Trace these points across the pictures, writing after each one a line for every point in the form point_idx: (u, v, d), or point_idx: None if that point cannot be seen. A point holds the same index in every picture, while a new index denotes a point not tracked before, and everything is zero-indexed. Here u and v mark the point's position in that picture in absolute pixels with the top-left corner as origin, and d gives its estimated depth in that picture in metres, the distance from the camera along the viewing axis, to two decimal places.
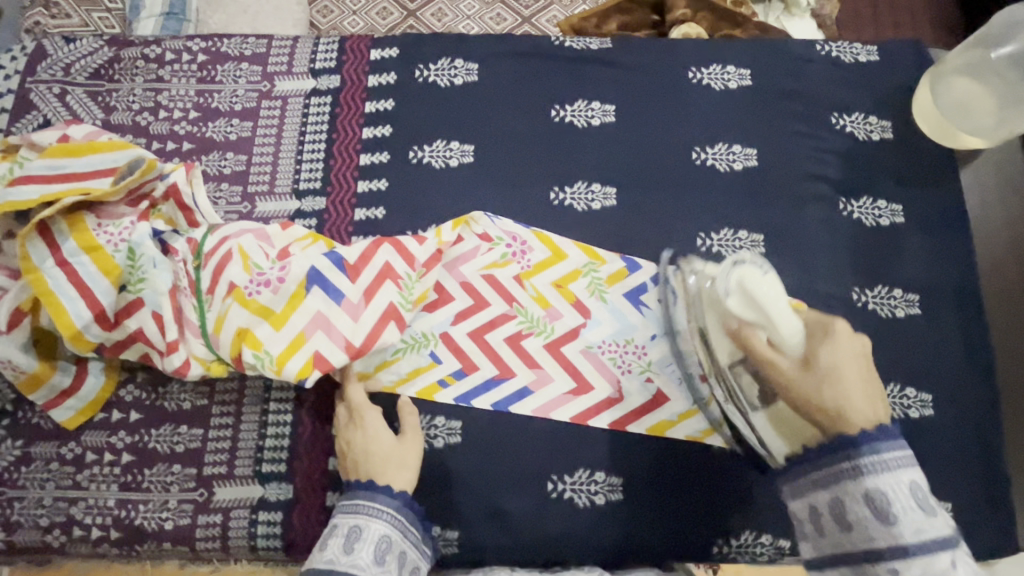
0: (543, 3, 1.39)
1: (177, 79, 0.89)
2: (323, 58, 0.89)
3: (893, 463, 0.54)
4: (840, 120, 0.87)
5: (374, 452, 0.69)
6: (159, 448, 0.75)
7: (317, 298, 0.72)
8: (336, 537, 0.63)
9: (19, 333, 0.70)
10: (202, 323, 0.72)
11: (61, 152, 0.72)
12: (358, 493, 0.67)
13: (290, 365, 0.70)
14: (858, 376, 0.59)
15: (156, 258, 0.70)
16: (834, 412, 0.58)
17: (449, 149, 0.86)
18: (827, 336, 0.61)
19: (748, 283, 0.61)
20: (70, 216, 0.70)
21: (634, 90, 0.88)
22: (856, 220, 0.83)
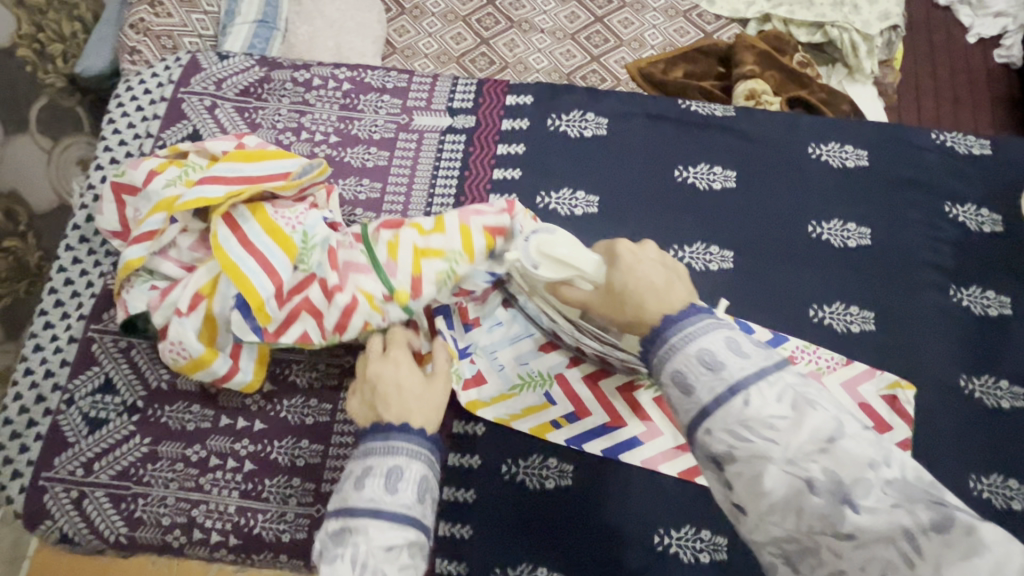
0: (612, 44, 1.39)
1: (322, 103, 0.93)
2: (460, 99, 0.95)
3: (693, 335, 0.52)
4: (953, 209, 0.90)
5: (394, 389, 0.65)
6: (281, 459, 0.78)
7: (474, 207, 0.78)
8: (373, 477, 0.58)
9: (194, 316, 0.73)
10: (373, 256, 0.75)
11: (238, 157, 0.78)
12: (390, 433, 0.62)
13: (473, 247, 0.75)
14: (649, 277, 0.61)
15: (328, 239, 0.77)
16: (637, 318, 0.59)
17: (575, 197, 0.89)
18: (614, 263, 0.65)
19: (545, 248, 0.70)
20: (252, 206, 0.76)
21: (753, 160, 0.92)
22: (966, 308, 0.86)
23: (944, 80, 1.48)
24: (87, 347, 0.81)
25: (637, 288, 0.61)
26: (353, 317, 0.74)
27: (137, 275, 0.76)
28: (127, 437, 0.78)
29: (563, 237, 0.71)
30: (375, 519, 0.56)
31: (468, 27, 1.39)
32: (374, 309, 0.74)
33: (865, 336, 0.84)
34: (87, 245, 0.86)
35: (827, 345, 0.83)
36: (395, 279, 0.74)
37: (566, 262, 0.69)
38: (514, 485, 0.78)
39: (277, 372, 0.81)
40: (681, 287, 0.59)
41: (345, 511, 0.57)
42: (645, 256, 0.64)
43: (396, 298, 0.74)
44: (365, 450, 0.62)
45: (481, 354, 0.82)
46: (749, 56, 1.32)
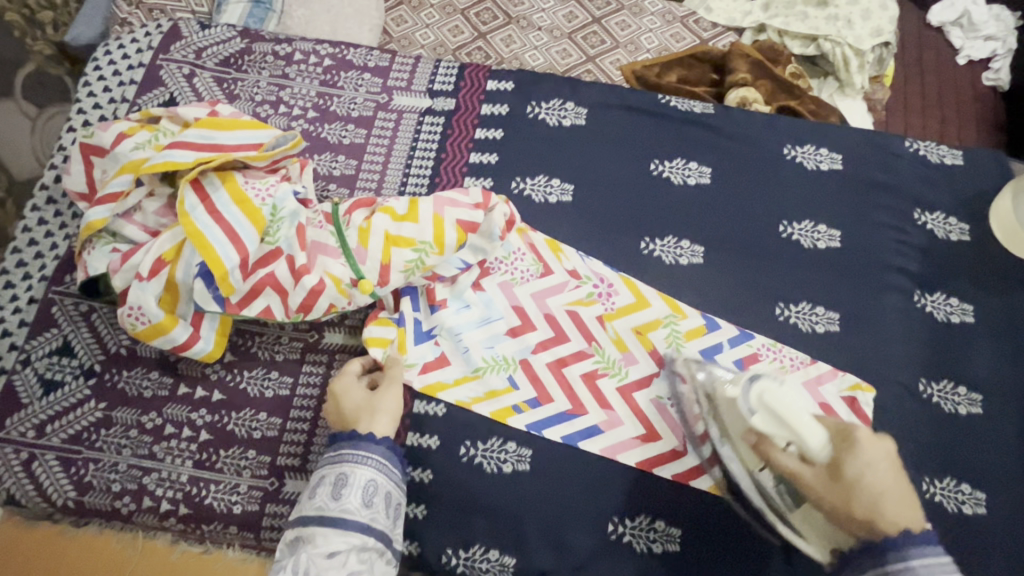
0: (608, 46, 1.39)
1: (302, 78, 0.93)
2: (441, 81, 0.94)
3: (933, 568, 0.58)
4: (922, 216, 0.91)
5: (344, 407, 0.72)
6: (237, 431, 0.77)
7: (449, 198, 0.79)
8: (322, 486, 0.66)
9: (156, 282, 0.71)
10: (343, 239, 0.75)
11: (209, 124, 0.77)
12: (341, 446, 0.68)
13: (445, 240, 0.77)
14: (887, 479, 0.61)
15: (297, 213, 0.75)
16: (865, 520, 0.61)
17: (549, 185, 0.90)
18: (850, 445, 0.62)
19: (774, 400, 0.63)
20: (221, 173, 0.75)
21: (729, 158, 0.92)
22: (929, 313, 0.87)
23: (931, 98, 1.50)
24: (47, 309, 0.80)
25: (877, 492, 0.61)
26: (318, 299, 0.73)
27: (99, 236, 0.74)
28: (81, 400, 0.77)
29: (790, 388, 0.63)
30: (323, 524, 0.63)
31: (466, 20, 1.39)
32: (340, 294, 0.74)
33: (829, 336, 0.85)
34: (54, 206, 0.85)
35: (790, 343, 0.84)
36: (363, 265, 0.74)
37: (786, 424, 0.62)
38: (471, 468, 0.77)
39: (239, 343, 0.80)
40: (909, 495, 0.62)
41: (301, 517, 0.65)
42: (884, 450, 0.63)
43: (363, 285, 0.74)
44: (323, 461, 0.69)
45: (446, 335, 0.82)
46: (742, 65, 1.33)
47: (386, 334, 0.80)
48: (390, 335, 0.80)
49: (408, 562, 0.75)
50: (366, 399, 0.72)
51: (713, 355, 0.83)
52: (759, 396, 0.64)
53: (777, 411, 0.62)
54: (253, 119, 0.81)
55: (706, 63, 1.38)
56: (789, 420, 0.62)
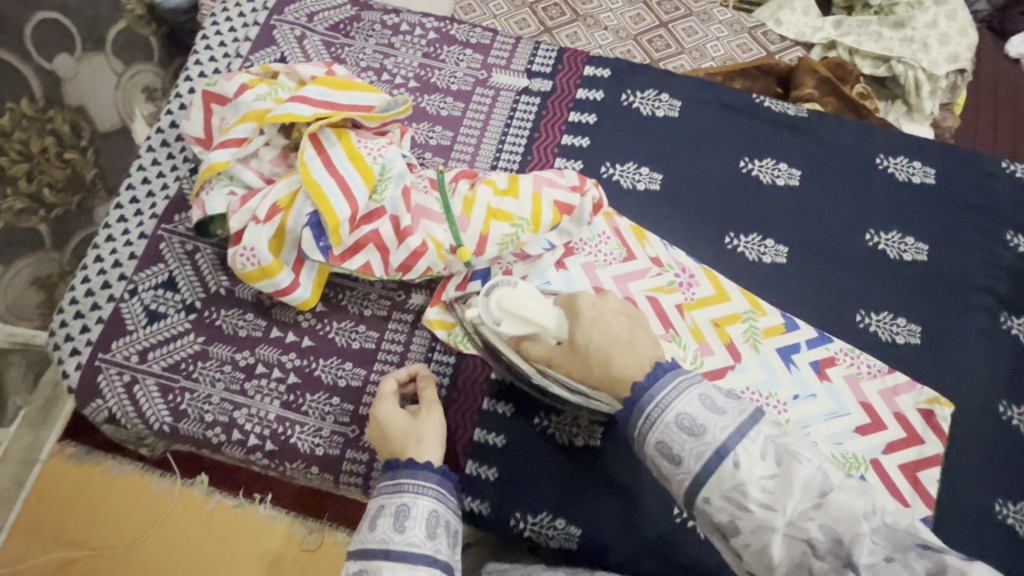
0: (672, 51, 1.40)
1: (406, 49, 0.96)
2: (540, 63, 0.96)
3: (665, 400, 0.55)
4: (1015, 238, 0.90)
5: (388, 428, 0.69)
6: (324, 377, 0.80)
7: (547, 177, 0.81)
8: (383, 517, 0.59)
9: (268, 226, 0.75)
10: (447, 206, 0.76)
11: (328, 84, 0.81)
12: (398, 476, 0.63)
13: (541, 218, 0.78)
14: (612, 331, 0.63)
15: (404, 176, 0.78)
16: (606, 380, 0.61)
17: (639, 172, 0.91)
18: (577, 315, 0.65)
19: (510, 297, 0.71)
20: (337, 130, 0.78)
21: (819, 162, 0.92)
22: (1016, 336, 0.85)
23: (1009, 129, 1.46)
24: (156, 245, 0.85)
25: (601, 347, 0.62)
26: (417, 261, 0.75)
27: (218, 178, 0.78)
28: (182, 332, 0.81)
29: (525, 290, 0.72)
30: (388, 559, 0.56)
31: (533, 14, 1.42)
32: (439, 258, 0.76)
33: (910, 348, 0.84)
34: (167, 149, 0.90)
35: (868, 352, 0.84)
36: (463, 233, 0.76)
37: (526, 319, 0.70)
38: (542, 438, 0.79)
39: (331, 295, 0.84)
40: (645, 342, 0.62)
41: (358, 553, 0.57)
42: (606, 306, 0.66)
43: (461, 252, 0.75)
44: (378, 491, 0.63)
45: None
46: (808, 81, 1.30)
47: (447, 318, 0.82)
48: (450, 317, 0.82)
49: (476, 521, 0.77)
50: (409, 423, 0.70)
51: (790, 354, 0.84)
52: (499, 299, 0.72)
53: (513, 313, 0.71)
54: (364, 82, 0.84)
55: (771, 76, 1.35)
56: (525, 320, 0.70)
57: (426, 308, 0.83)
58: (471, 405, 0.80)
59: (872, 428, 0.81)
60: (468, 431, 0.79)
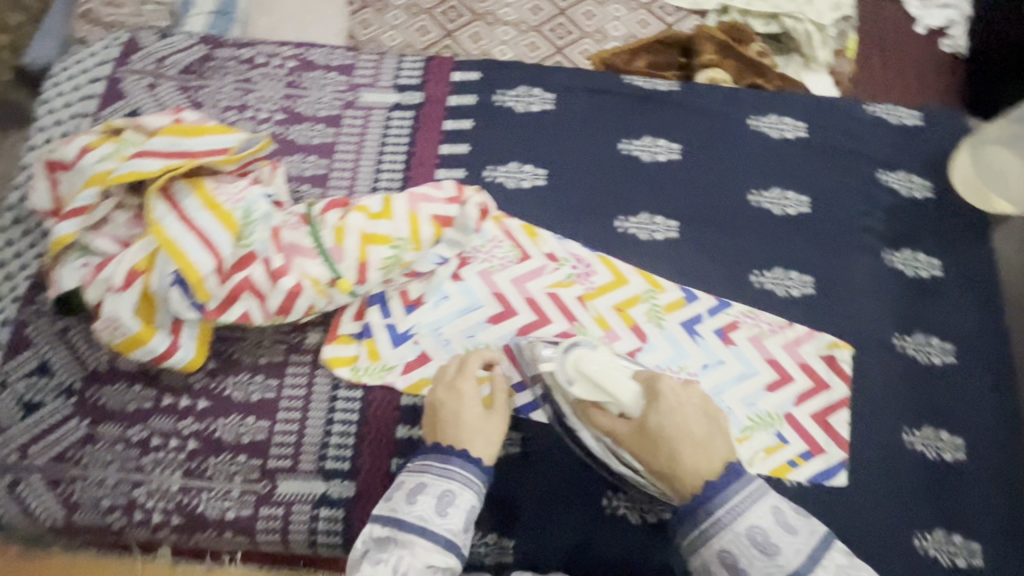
0: (576, 37, 1.42)
1: (266, 81, 0.92)
2: (407, 75, 0.94)
3: (741, 510, 0.62)
4: (885, 176, 0.94)
5: (450, 410, 0.74)
6: (226, 437, 0.77)
7: (422, 192, 0.79)
8: (427, 497, 0.68)
9: (131, 292, 0.71)
10: (318, 240, 0.73)
11: (176, 132, 0.77)
12: (451, 462, 0.70)
13: (421, 235, 0.77)
14: (689, 424, 0.67)
15: (271, 215, 0.74)
16: (669, 470, 0.66)
17: (522, 171, 0.90)
18: (654, 399, 0.70)
19: (586, 363, 0.73)
20: (190, 180, 0.74)
21: (696, 133, 0.94)
22: (898, 270, 0.89)
23: (900, 67, 1.52)
24: (21, 330, 0.79)
25: (674, 439, 0.66)
26: (296, 301, 0.72)
27: (69, 251, 0.73)
28: (64, 419, 0.76)
29: (600, 357, 0.74)
30: (422, 536, 0.66)
31: (431, 19, 1.40)
32: (319, 294, 0.73)
33: (804, 299, 0.87)
34: (20, 225, 0.84)
35: (767, 310, 0.86)
36: (339, 264, 0.73)
37: (601, 387, 0.72)
38: None
39: (221, 350, 0.80)
40: (718, 442, 0.67)
41: (398, 523, 0.67)
42: (686, 397, 0.70)
43: (341, 284, 0.73)
44: (422, 468, 0.71)
45: (425, 333, 0.82)
46: (708, 46, 1.34)
47: (347, 354, 0.80)
48: (351, 351, 0.81)
49: None
50: (479, 414, 0.74)
51: (693, 325, 0.85)
52: (575, 362, 0.74)
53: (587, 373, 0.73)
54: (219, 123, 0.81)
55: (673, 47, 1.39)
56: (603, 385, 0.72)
57: (323, 346, 0.81)
58: (385, 435, 0.78)
59: (781, 383, 0.83)
60: (384, 463, 0.77)
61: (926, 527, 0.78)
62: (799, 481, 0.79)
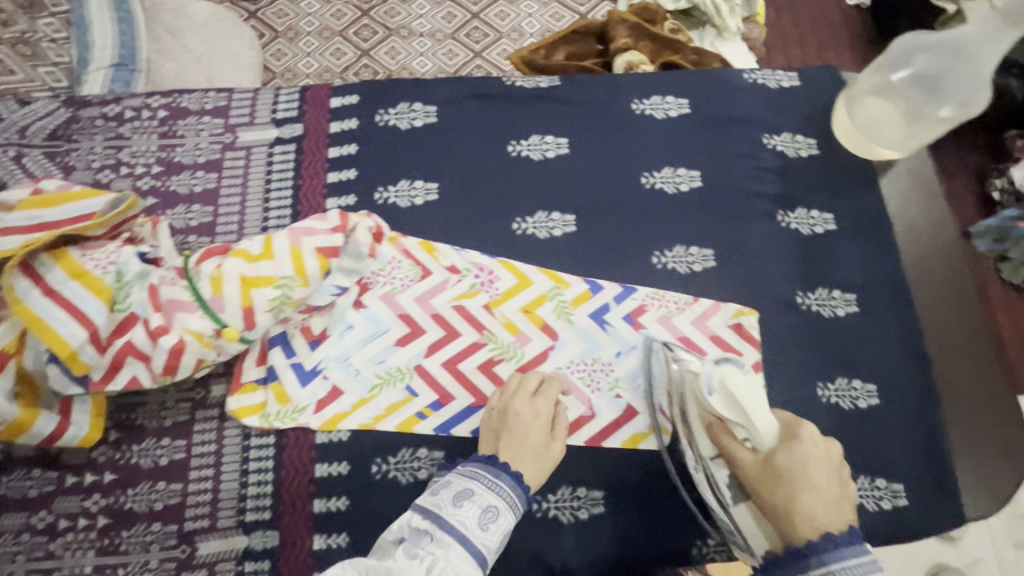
0: (492, 39, 1.46)
1: (138, 135, 0.90)
2: (284, 108, 0.93)
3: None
4: (771, 140, 0.96)
5: (520, 427, 0.72)
6: (137, 507, 0.74)
7: (304, 227, 0.77)
8: (473, 506, 0.65)
9: (4, 378, 0.68)
10: (197, 292, 0.71)
11: (36, 203, 0.73)
12: (503, 475, 0.68)
13: (306, 270, 0.75)
14: (816, 477, 0.65)
15: (146, 273, 0.72)
16: (785, 512, 0.64)
17: (413, 188, 0.90)
18: (794, 439, 0.66)
19: (732, 385, 0.64)
20: (55, 252, 0.71)
21: (582, 124, 0.95)
22: (794, 230, 0.91)
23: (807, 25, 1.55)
24: None
25: (800, 483, 0.64)
26: (182, 358, 0.70)
27: None
28: None
29: (755, 381, 0.65)
30: (460, 543, 0.62)
31: (346, 41, 1.44)
32: (205, 347, 0.70)
33: (706, 273, 0.88)
34: None
35: (671, 289, 0.87)
36: (223, 314, 0.71)
37: (739, 410, 0.64)
38: (385, 486, 0.77)
39: (122, 419, 0.77)
40: (848, 508, 0.65)
41: (439, 520, 0.63)
42: (825, 450, 0.67)
43: (228, 333, 0.71)
44: (473, 473, 0.68)
45: (333, 366, 0.81)
46: (621, 31, 1.33)
47: (253, 402, 0.78)
48: (259, 398, 0.79)
49: None
50: (545, 440, 0.72)
51: (602, 316, 0.85)
52: (721, 378, 0.65)
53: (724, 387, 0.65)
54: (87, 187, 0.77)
55: (589, 35, 1.40)
56: (742, 410, 0.64)
57: (228, 397, 0.78)
58: (303, 478, 0.76)
59: None
60: (305, 506, 0.75)
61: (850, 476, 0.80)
62: None
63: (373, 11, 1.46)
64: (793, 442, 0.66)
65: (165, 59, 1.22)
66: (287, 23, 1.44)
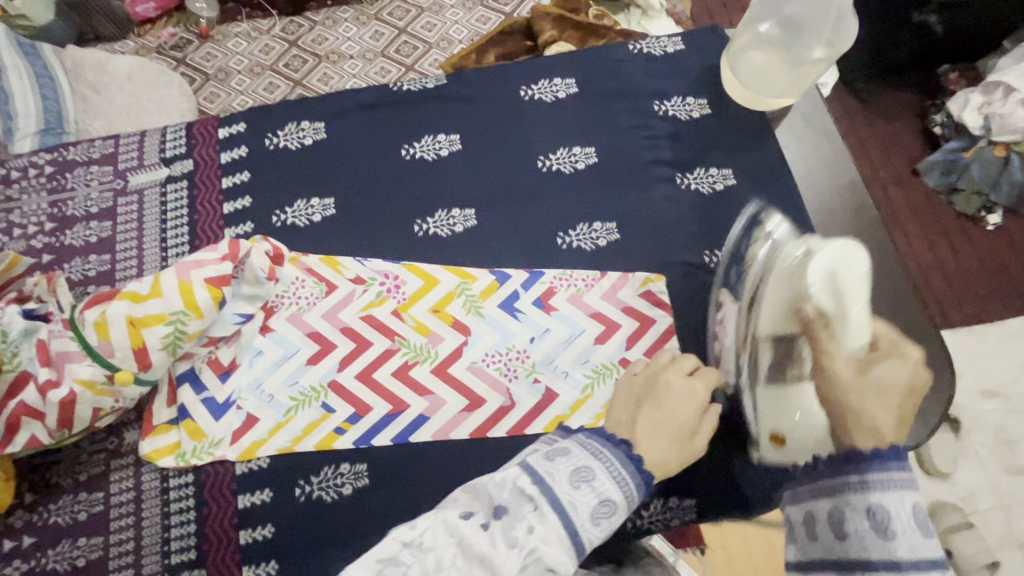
0: (422, 51, 1.46)
1: (28, 194, 0.89)
2: (172, 146, 0.93)
3: (878, 488, 0.51)
4: (661, 106, 0.96)
5: (670, 401, 0.64)
6: (59, 567, 0.73)
7: (193, 259, 0.75)
8: (589, 492, 0.54)
9: None
10: (84, 340, 0.71)
11: None
12: (630, 468, 0.56)
13: (198, 304, 0.73)
14: (903, 397, 0.54)
15: (32, 329, 0.72)
16: (849, 412, 0.54)
17: (310, 206, 0.89)
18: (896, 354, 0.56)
19: (843, 271, 0.65)
20: None
21: (473, 119, 0.95)
22: (695, 190, 0.91)
23: None
24: None
25: (884, 392, 0.54)
26: (76, 409, 0.70)
27: None
28: None
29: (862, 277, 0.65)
30: (565, 528, 0.52)
31: (278, 74, 1.43)
32: (99, 395, 0.71)
33: (612, 247, 0.88)
34: None
35: (578, 268, 0.87)
36: (115, 358, 0.71)
37: (838, 294, 0.64)
38: (309, 507, 0.76)
39: (36, 480, 0.76)
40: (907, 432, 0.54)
41: (551, 494, 0.53)
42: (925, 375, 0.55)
43: (121, 376, 0.71)
44: (598, 454, 0.57)
45: (246, 396, 0.80)
46: (546, 24, 1.33)
47: (168, 443, 0.77)
48: (174, 438, 0.78)
49: None
50: (693, 425, 0.64)
51: (511, 304, 0.85)
52: (834, 264, 0.66)
53: (830, 277, 0.65)
54: None
55: (517, 33, 1.39)
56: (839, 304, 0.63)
57: (141, 441, 0.77)
58: (227, 512, 0.75)
59: (608, 333, 0.83)
60: (231, 539, 0.74)
61: None
62: None
63: (300, 41, 1.47)
64: (891, 355, 0.56)
65: (93, 118, 1.20)
66: (216, 65, 1.43)
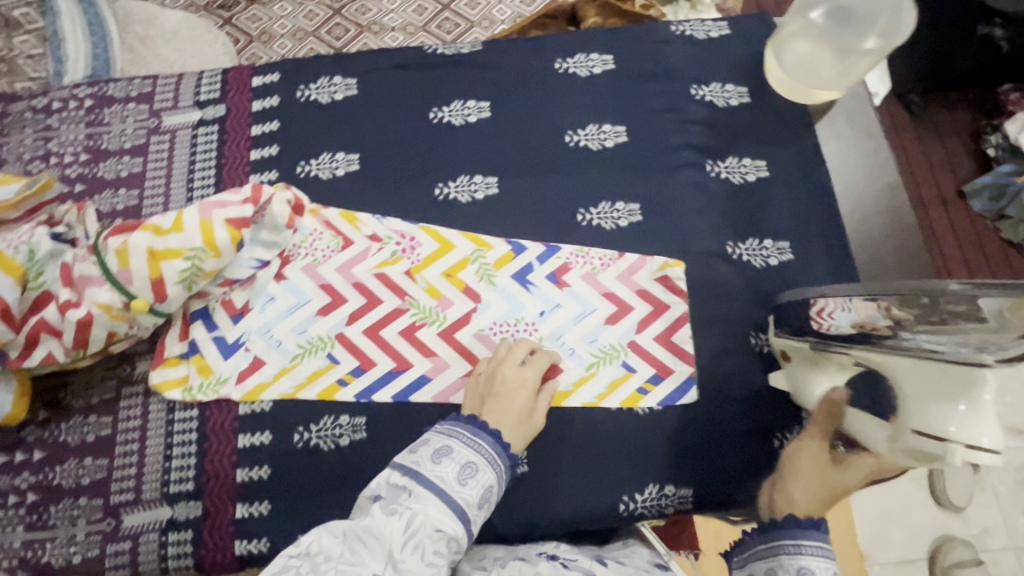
0: (464, 28, 1.45)
1: (67, 125, 0.92)
2: (207, 90, 0.94)
3: (808, 552, 0.57)
4: (699, 91, 0.93)
5: (507, 391, 0.71)
6: (65, 483, 0.76)
7: (216, 200, 0.76)
8: (450, 460, 0.60)
9: None
10: (104, 266, 0.73)
11: None
12: (482, 434, 0.64)
13: (216, 244, 0.74)
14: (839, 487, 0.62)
15: (60, 252, 0.74)
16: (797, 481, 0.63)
17: (334, 159, 0.90)
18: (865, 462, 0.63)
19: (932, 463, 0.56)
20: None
21: (505, 90, 0.94)
22: (724, 179, 0.89)
23: None
24: None
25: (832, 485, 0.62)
26: (92, 330, 0.72)
27: None
28: None
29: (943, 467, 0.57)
30: (438, 497, 0.57)
31: (319, 40, 1.44)
32: (115, 320, 0.73)
33: (632, 228, 0.86)
34: None
35: (596, 246, 0.86)
36: (132, 286, 0.72)
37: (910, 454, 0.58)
38: (307, 452, 0.77)
39: (51, 398, 0.79)
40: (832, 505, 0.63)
41: (417, 477, 0.58)
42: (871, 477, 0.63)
43: (135, 304, 0.72)
44: (451, 432, 0.64)
45: (255, 338, 0.81)
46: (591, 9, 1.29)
47: (174, 376, 0.79)
48: (181, 372, 0.79)
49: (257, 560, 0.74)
50: (528, 407, 0.71)
51: (524, 276, 0.84)
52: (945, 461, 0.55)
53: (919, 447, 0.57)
54: None
55: (561, 17, 1.35)
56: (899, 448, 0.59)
57: (150, 371, 0.79)
58: (226, 449, 0.77)
59: (620, 314, 0.82)
60: (228, 476, 0.76)
61: (784, 426, 0.78)
62: (650, 408, 0.79)
63: (345, 9, 1.47)
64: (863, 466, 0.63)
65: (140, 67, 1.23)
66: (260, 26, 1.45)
